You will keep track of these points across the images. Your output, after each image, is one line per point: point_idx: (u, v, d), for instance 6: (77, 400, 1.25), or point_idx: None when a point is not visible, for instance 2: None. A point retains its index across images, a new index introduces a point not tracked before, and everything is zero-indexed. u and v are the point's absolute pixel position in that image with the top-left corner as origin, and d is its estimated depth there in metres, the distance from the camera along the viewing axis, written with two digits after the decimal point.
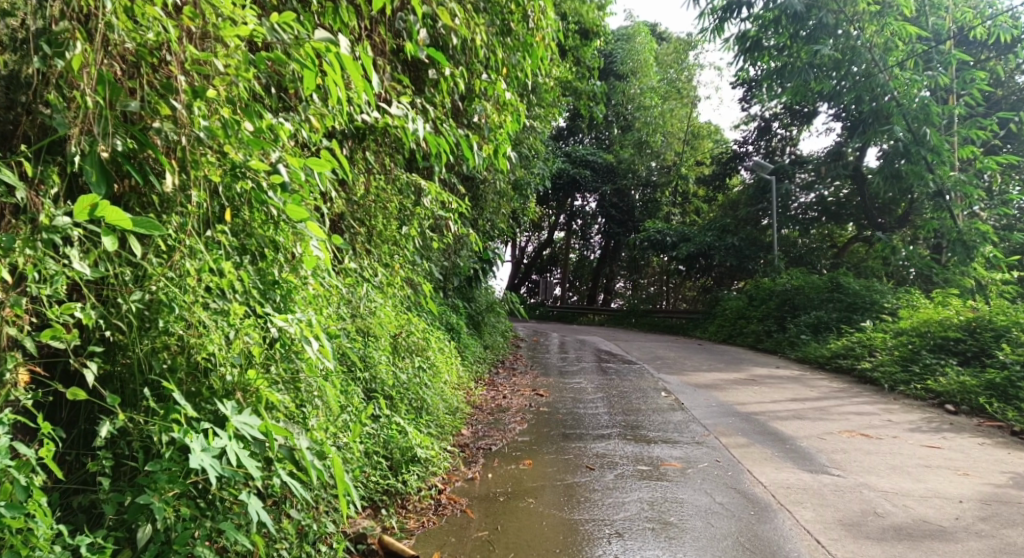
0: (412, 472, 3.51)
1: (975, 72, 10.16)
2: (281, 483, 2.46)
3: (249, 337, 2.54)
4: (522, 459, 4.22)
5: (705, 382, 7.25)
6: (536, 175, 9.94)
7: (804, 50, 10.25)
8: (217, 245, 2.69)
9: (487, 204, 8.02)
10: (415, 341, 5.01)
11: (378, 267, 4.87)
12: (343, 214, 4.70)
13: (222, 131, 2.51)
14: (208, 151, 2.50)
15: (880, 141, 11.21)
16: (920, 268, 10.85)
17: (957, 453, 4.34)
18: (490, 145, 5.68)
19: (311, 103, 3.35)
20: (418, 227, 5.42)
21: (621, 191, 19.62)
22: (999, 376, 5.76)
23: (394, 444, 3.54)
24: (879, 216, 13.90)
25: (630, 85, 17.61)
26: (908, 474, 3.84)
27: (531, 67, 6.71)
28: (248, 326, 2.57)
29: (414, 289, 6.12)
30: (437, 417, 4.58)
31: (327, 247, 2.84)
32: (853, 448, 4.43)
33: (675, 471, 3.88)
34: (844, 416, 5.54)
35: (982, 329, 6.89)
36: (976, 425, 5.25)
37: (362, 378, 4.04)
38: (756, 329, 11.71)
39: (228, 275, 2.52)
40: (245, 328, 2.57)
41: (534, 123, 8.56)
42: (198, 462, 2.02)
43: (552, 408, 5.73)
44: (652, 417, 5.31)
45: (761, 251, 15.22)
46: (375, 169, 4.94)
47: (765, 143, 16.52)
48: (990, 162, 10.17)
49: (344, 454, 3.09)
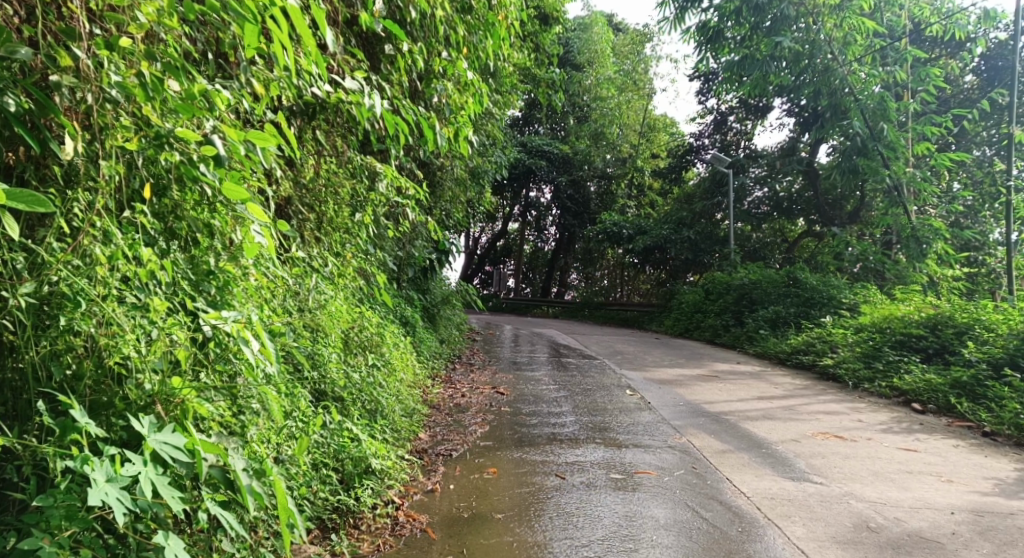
0: (366, 486, 3.16)
1: (930, 69, 10.18)
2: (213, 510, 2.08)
3: (173, 336, 2.15)
4: (485, 466, 3.90)
5: (668, 378, 7.03)
6: (494, 163, 9.59)
7: (764, 42, 10.11)
8: (136, 228, 2.28)
9: (444, 192, 7.65)
10: (368, 336, 4.63)
11: (329, 256, 4.47)
12: (292, 198, 4.32)
13: (141, 91, 2.11)
14: (121, 114, 2.10)
15: (835, 137, 11.16)
16: (873, 262, 10.89)
17: (936, 457, 4.20)
18: (450, 128, 5.28)
19: (250, 64, 2.96)
20: (373, 214, 4.97)
21: (576, 183, 19.38)
22: (965, 375, 5.70)
23: (345, 454, 3.18)
24: (831, 211, 13.96)
25: (586, 76, 16.84)
26: (892, 481, 3.66)
27: (494, 48, 6.33)
28: (173, 325, 2.17)
29: (366, 279, 5.73)
30: (392, 421, 4.20)
31: (271, 233, 2.52)
32: (830, 452, 4.25)
33: (650, 480, 3.63)
34: (814, 416, 5.38)
35: (942, 326, 6.84)
36: (946, 425, 5.15)
37: (310, 379, 3.67)
38: (714, 324, 11.63)
39: (149, 265, 2.13)
40: (170, 327, 2.17)
41: (494, 108, 8.21)
42: (101, 497, 1.63)
43: (514, 408, 5.44)
44: (619, 418, 5.05)
45: (716, 245, 15.15)
46: (326, 152, 4.59)
47: (720, 136, 16.46)
48: (944, 158, 10.23)
49: (286, 468, 2.74)
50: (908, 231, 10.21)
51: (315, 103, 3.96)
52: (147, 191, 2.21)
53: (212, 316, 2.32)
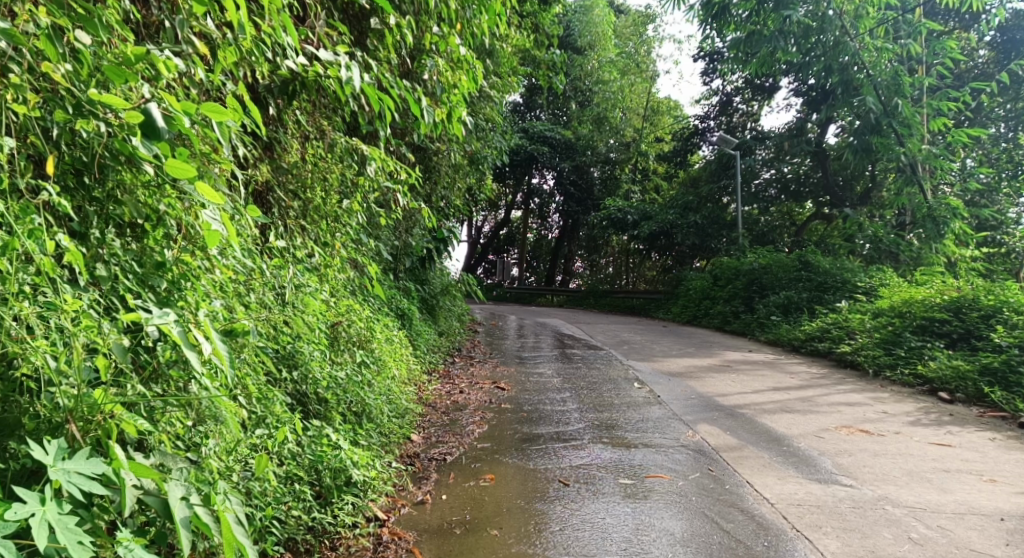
0: (346, 502, 2.85)
1: (944, 41, 9.76)
2: (145, 531, 1.84)
3: (95, 340, 1.86)
4: (482, 472, 3.57)
5: (678, 370, 6.68)
6: (494, 149, 9.21)
7: (772, 17, 9.53)
8: (45, 213, 2.00)
9: (441, 177, 7.31)
10: (358, 331, 4.29)
11: (314, 246, 4.14)
12: (272, 183, 3.98)
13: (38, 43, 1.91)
14: (15, 71, 1.93)
15: (847, 114, 10.72)
16: (886, 244, 10.47)
17: (973, 453, 3.85)
18: (442, 108, 4.88)
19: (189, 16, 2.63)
20: (362, 202, 4.56)
21: (579, 168, 18.97)
22: (996, 361, 5.35)
23: (324, 465, 2.87)
24: (841, 192, 13.69)
25: (588, 59, 16.51)
26: (930, 482, 3.32)
27: (489, 23, 5.90)
28: (92, 329, 1.87)
29: (359, 270, 5.40)
30: (380, 424, 3.85)
31: (229, 217, 2.27)
32: (858, 449, 3.90)
33: (661, 485, 3.31)
34: (835, 408, 5.02)
35: (967, 310, 6.46)
36: (979, 416, 4.79)
37: (287, 381, 3.37)
38: (723, 310, 11.27)
39: (54, 256, 1.83)
40: (89, 329, 1.87)
41: (492, 90, 7.82)
42: None
43: (514, 404, 5.13)
44: (627, 414, 4.72)
45: (724, 229, 14.75)
46: (312, 136, 4.24)
47: (725, 118, 15.96)
48: (962, 134, 9.78)
49: (248, 486, 2.45)
50: (924, 210, 9.77)
51: (293, 79, 3.54)
52: (51, 166, 2.01)
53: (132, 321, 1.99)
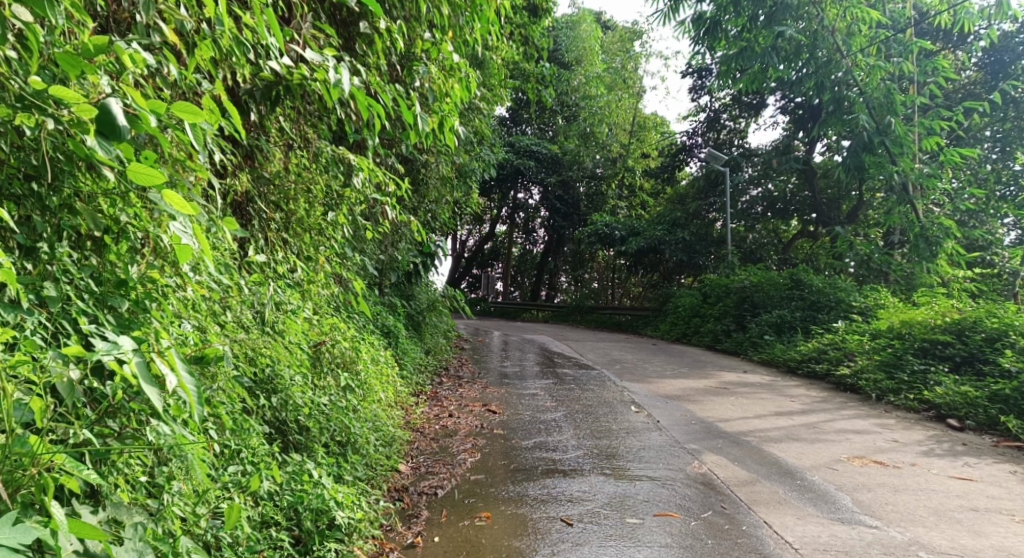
0: (328, 549, 2.54)
1: (937, 61, 9.64)
2: None
3: (20, 374, 1.63)
4: (478, 509, 3.28)
5: (675, 392, 6.43)
6: (482, 162, 8.94)
7: (763, 33, 9.45)
8: None
9: (428, 191, 7.05)
10: (342, 352, 3.99)
11: (296, 261, 3.85)
12: (251, 193, 3.70)
13: None
14: None
15: (840, 131, 10.55)
16: (877, 263, 10.27)
17: (998, 488, 3.65)
18: (433, 117, 4.59)
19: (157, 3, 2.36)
20: (348, 214, 4.26)
21: (566, 183, 18.76)
22: (1005, 388, 5.17)
23: (304, 506, 2.59)
24: (828, 211, 13.55)
25: (574, 74, 16.57)
26: (961, 524, 3.11)
27: (482, 30, 5.60)
28: (20, 362, 1.64)
29: (343, 286, 5.10)
30: (367, 455, 3.54)
31: (201, 229, 2.01)
32: (877, 483, 3.68)
33: (672, 525, 3.06)
34: (843, 435, 4.79)
35: (970, 332, 6.29)
36: (993, 446, 4.59)
37: (265, 407, 3.07)
38: (714, 329, 11.07)
39: None
40: (15, 362, 1.65)
41: (480, 100, 7.56)
42: None
43: (507, 429, 4.87)
44: (627, 441, 4.48)
45: (712, 246, 14.58)
46: (295, 144, 3.96)
47: (713, 135, 15.81)
48: (955, 154, 9.60)
49: (217, 537, 2.15)
50: (917, 230, 9.61)
51: (277, 83, 3.26)
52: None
53: (78, 356, 1.72)
